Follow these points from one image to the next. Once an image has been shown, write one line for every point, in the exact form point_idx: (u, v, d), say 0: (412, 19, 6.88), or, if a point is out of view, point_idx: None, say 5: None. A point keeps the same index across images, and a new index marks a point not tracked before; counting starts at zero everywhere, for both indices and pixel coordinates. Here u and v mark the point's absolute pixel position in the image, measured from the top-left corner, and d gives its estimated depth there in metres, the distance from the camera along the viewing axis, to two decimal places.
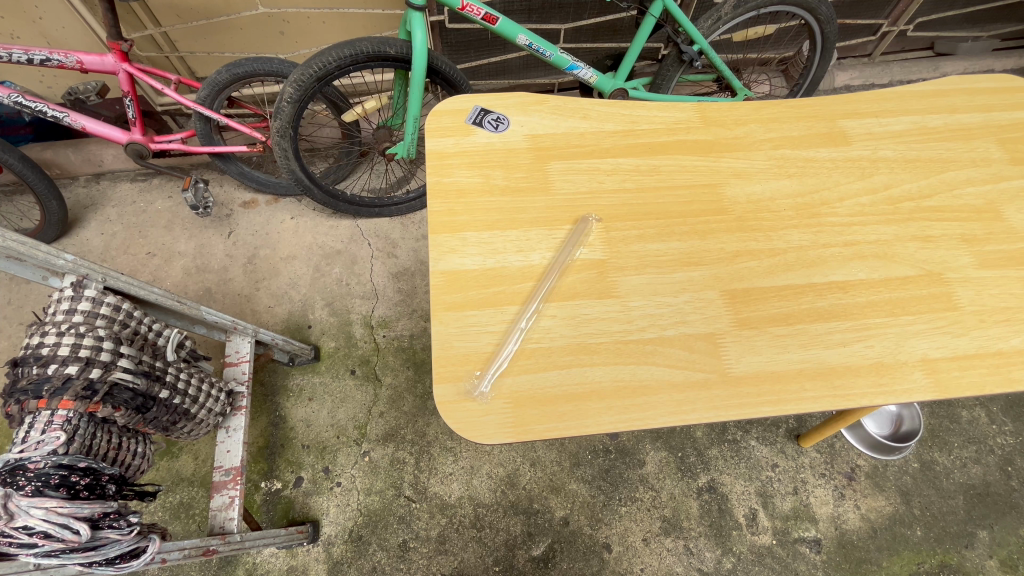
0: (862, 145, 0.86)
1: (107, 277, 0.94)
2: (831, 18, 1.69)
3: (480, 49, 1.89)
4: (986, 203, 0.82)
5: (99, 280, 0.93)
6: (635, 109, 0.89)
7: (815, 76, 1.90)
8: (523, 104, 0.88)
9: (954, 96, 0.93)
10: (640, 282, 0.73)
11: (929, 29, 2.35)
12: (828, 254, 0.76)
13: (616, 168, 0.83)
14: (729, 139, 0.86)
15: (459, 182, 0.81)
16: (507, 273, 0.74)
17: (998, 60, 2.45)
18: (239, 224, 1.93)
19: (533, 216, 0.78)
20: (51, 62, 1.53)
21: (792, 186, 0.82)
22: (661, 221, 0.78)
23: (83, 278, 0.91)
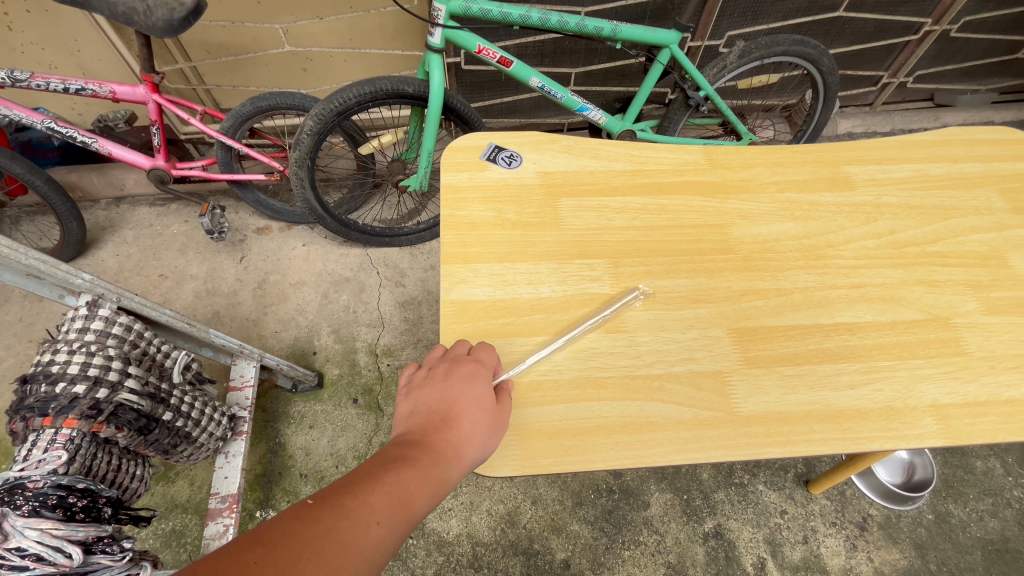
0: (865, 191, 0.89)
1: (121, 298, 0.97)
2: (833, 69, 1.79)
3: (493, 89, 1.98)
4: (991, 250, 0.83)
5: (113, 300, 0.96)
6: (643, 150, 0.92)
7: (818, 123, 2.00)
8: (535, 143, 0.91)
9: (955, 146, 0.96)
10: (649, 318, 0.74)
11: (929, 82, 2.63)
12: (835, 295, 0.77)
13: (624, 206, 0.85)
14: (735, 181, 0.88)
15: (472, 215, 0.83)
16: (517, 305, 0.75)
17: (996, 111, 2.73)
18: (252, 249, 1.98)
19: (543, 249, 0.80)
20: (85, 91, 1.61)
21: (798, 228, 0.83)
22: (668, 259, 0.79)
23: (98, 298, 0.94)
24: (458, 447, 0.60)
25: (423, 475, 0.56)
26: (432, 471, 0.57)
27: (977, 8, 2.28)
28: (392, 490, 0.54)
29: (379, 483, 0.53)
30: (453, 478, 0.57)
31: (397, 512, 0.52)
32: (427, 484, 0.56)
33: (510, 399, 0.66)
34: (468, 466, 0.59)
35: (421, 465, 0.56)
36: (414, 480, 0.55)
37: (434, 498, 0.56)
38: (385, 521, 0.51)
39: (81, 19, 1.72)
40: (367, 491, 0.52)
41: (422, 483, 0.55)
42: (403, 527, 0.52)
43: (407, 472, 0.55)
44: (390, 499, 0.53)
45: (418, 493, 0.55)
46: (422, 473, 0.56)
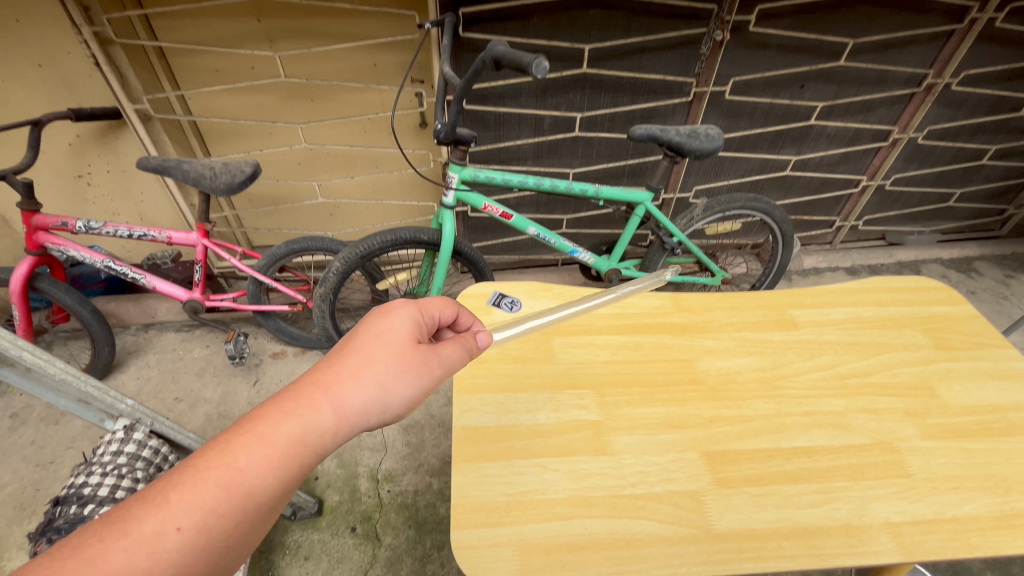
0: (808, 330, 1.06)
1: (154, 421, 1.08)
2: (785, 219, 2.11)
3: (495, 232, 2.29)
4: (922, 381, 0.98)
5: (147, 424, 1.07)
6: (622, 296, 1.12)
7: (782, 262, 2.28)
8: (532, 291, 1.11)
9: (881, 292, 1.17)
10: (632, 442, 0.86)
11: (878, 225, 3.01)
12: (790, 421, 0.90)
13: (607, 343, 1.02)
14: (699, 322, 1.06)
15: (480, 351, 0.99)
16: (518, 430, 0.87)
17: (943, 250, 3.07)
18: (266, 373, 2.11)
19: (540, 380, 0.94)
20: (146, 237, 1.88)
21: (754, 362, 0.99)
22: (646, 389, 0.93)
23: (135, 421, 1.06)
24: (324, 390, 0.63)
25: (245, 439, 0.58)
26: (265, 429, 0.59)
27: (903, 169, 2.72)
28: (225, 454, 0.57)
29: (183, 470, 0.56)
30: (302, 424, 0.60)
31: (220, 481, 0.55)
32: (257, 443, 0.58)
33: (407, 347, 0.69)
34: (332, 405, 0.62)
35: (264, 421, 0.60)
36: (253, 439, 0.58)
37: (273, 454, 0.58)
38: (201, 495, 0.54)
39: (151, 179, 2.13)
40: (159, 488, 0.53)
41: (243, 449, 0.57)
42: (235, 487, 0.55)
43: (248, 432, 0.59)
44: (196, 477, 0.55)
45: (243, 460, 0.57)
46: (243, 437, 0.58)
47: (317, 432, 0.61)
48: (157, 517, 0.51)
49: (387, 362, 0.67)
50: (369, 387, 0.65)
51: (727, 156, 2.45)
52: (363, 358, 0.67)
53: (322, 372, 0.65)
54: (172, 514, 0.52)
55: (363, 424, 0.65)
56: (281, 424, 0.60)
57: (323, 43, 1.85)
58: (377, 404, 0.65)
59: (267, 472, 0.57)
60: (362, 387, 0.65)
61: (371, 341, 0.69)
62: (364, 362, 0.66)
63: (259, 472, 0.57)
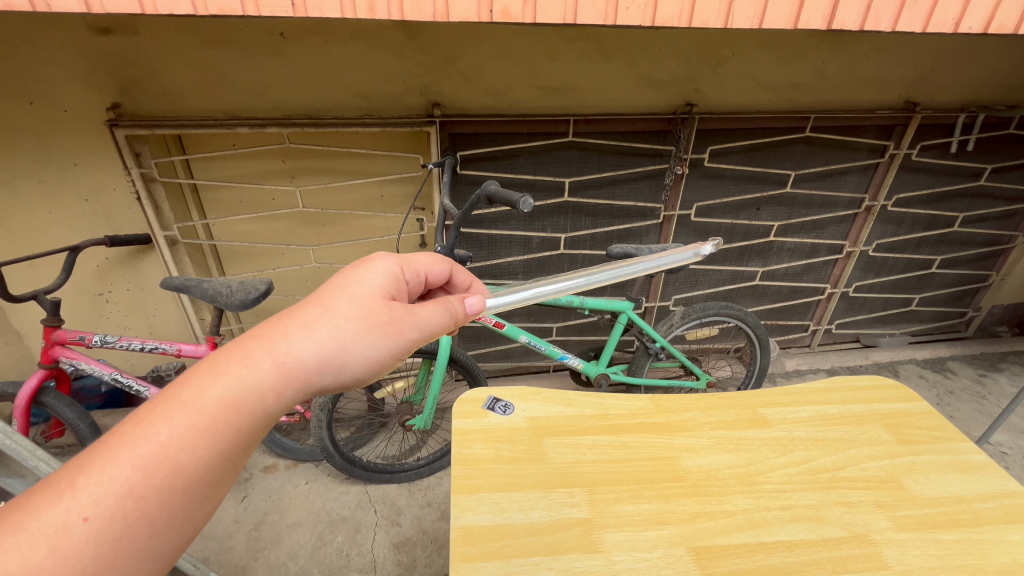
0: (779, 427, 1.15)
1: None
2: (758, 325, 2.28)
3: (488, 341, 2.43)
4: (889, 473, 1.05)
5: None
6: (606, 398, 1.21)
7: (762, 365, 2.40)
8: (524, 394, 1.21)
9: (843, 391, 1.28)
10: (621, 538, 0.90)
11: (850, 328, 3.20)
12: (770, 515, 0.95)
13: (594, 443, 1.09)
14: (678, 421, 1.15)
15: (476, 452, 1.06)
16: (512, 528, 0.91)
17: (916, 350, 3.23)
18: (255, 488, 2.07)
19: (532, 479, 1.00)
20: (157, 349, 1.97)
21: (731, 458, 1.06)
22: (633, 486, 0.99)
23: None
24: (255, 353, 0.69)
25: (168, 409, 0.62)
26: (194, 393, 0.64)
27: (862, 277, 2.97)
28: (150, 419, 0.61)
29: (105, 441, 0.59)
30: (228, 390, 0.65)
31: (143, 446, 0.59)
32: (182, 411, 0.62)
33: (357, 300, 0.76)
34: (261, 366, 0.68)
35: (191, 388, 0.65)
36: (179, 403, 0.63)
37: (199, 422, 0.62)
38: (124, 459, 0.57)
39: (167, 296, 2.29)
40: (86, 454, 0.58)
41: (164, 420, 0.61)
42: (162, 450, 0.59)
43: (175, 398, 0.63)
44: (122, 440, 0.59)
45: (166, 429, 0.61)
46: (168, 406, 0.62)
47: (249, 395, 0.66)
48: (65, 505, 0.54)
49: (334, 317, 0.74)
50: (310, 342, 0.71)
51: (700, 268, 2.69)
52: (308, 317, 0.74)
53: (254, 339, 0.71)
54: (87, 494, 0.55)
55: (306, 379, 0.71)
56: (211, 390, 0.65)
57: (339, 179, 2.15)
58: (318, 357, 0.71)
59: (194, 440, 0.61)
60: (300, 342, 0.71)
61: (319, 300, 0.76)
62: (306, 321, 0.73)
63: (185, 441, 0.61)
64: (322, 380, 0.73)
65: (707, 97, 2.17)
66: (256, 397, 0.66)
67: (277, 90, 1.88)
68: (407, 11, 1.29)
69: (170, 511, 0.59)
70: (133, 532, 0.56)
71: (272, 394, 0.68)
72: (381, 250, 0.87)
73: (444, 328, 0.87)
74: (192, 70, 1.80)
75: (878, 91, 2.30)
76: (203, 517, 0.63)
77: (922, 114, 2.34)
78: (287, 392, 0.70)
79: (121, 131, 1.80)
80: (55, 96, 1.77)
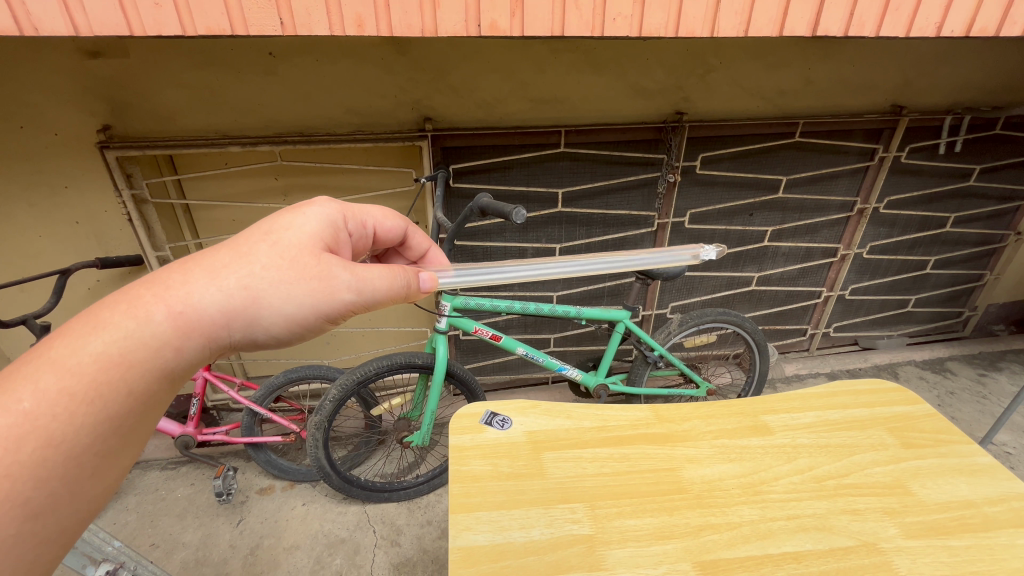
0: (782, 434, 1.14)
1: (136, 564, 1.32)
2: (756, 330, 2.27)
3: (485, 353, 2.41)
4: (894, 479, 1.03)
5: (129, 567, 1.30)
6: (606, 410, 1.20)
7: (761, 370, 2.39)
8: (522, 408, 1.19)
9: (844, 396, 1.26)
10: (624, 555, 0.87)
11: (848, 330, 3.19)
12: (776, 525, 0.93)
13: (594, 455, 1.07)
14: (679, 431, 1.14)
15: (474, 469, 1.03)
16: (512, 547, 0.88)
17: (914, 351, 3.22)
18: (251, 511, 2.02)
19: (532, 495, 0.98)
20: None
21: (735, 468, 1.05)
22: (635, 500, 0.97)
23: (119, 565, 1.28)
24: (139, 308, 0.73)
25: (36, 372, 0.66)
26: (70, 349, 0.68)
27: (858, 280, 2.97)
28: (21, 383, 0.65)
29: None
30: (108, 348, 0.70)
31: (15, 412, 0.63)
32: (56, 372, 0.66)
33: (280, 245, 0.83)
34: (144, 322, 0.72)
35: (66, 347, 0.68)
36: (52, 364, 0.66)
37: (73, 385, 0.67)
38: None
39: None
40: None
41: (32, 384, 0.65)
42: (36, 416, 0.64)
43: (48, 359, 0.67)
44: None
45: (39, 391, 0.65)
46: (41, 367, 0.66)
47: (133, 350, 0.71)
48: None
49: (243, 270, 0.79)
50: (211, 294, 0.77)
51: (696, 275, 2.69)
52: (214, 264, 0.79)
53: (147, 286, 0.75)
54: None
55: (207, 331, 0.77)
56: (92, 349, 0.69)
57: (332, 195, 2.14)
58: (218, 305, 0.77)
59: (65, 408, 0.66)
60: (201, 290, 0.76)
61: (230, 247, 0.82)
62: (212, 271, 0.78)
63: (54, 410, 0.65)
64: (225, 333, 0.79)
65: (697, 105, 2.18)
66: (144, 350, 0.72)
67: (267, 109, 1.88)
68: (395, 27, 1.29)
69: (48, 486, 0.64)
70: (1, 514, 0.60)
71: (164, 348, 0.74)
72: (318, 199, 0.96)
73: (389, 296, 0.92)
74: (183, 91, 1.80)
75: (865, 96, 2.32)
76: (92, 483, 0.69)
77: (909, 117, 2.36)
78: (184, 345, 0.75)
79: (111, 153, 1.79)
80: (44, 120, 1.76)
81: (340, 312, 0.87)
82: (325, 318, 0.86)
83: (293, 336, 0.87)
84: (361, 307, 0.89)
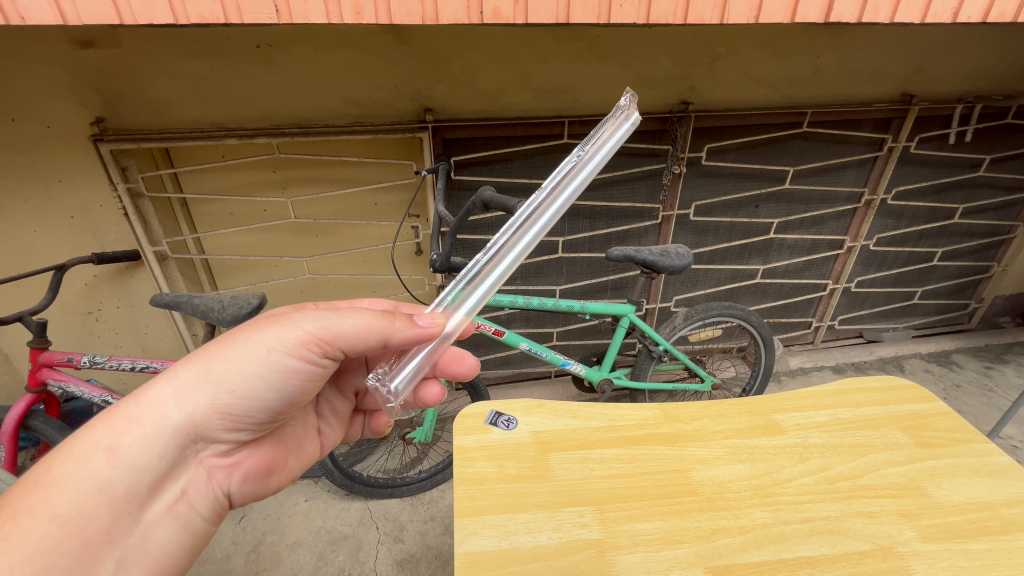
0: (794, 434, 1.11)
1: None
2: (763, 324, 2.24)
3: (488, 348, 2.38)
4: (910, 480, 1.01)
5: None
6: (612, 409, 1.17)
7: (767, 364, 2.36)
8: (527, 407, 1.16)
9: (856, 393, 1.24)
10: (634, 560, 0.85)
11: (853, 323, 3.16)
12: (790, 529, 0.90)
13: (602, 456, 1.05)
14: (689, 431, 1.11)
15: (479, 471, 1.01)
16: (520, 553, 0.86)
17: (919, 344, 3.20)
18: (253, 507, 2.01)
19: (539, 498, 0.96)
20: (148, 369, 1.90)
21: (747, 469, 1.02)
22: (645, 503, 0.95)
23: None
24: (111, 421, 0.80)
25: (28, 494, 0.73)
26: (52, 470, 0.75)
27: (864, 272, 2.94)
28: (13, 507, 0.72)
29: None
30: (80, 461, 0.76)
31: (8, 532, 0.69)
32: (39, 486, 0.74)
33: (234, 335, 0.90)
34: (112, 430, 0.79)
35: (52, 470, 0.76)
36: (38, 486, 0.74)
37: (59, 502, 0.73)
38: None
39: (157, 313, 2.24)
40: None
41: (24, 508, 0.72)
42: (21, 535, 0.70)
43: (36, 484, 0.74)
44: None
45: (25, 504, 0.72)
46: (26, 486, 0.74)
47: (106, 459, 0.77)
48: None
49: (201, 355, 0.88)
50: (171, 386, 0.84)
51: (700, 268, 2.66)
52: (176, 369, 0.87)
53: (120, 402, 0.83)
54: None
55: (171, 425, 0.83)
56: (75, 460, 0.76)
57: (331, 188, 2.10)
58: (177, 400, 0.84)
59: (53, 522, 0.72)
60: (162, 391, 0.84)
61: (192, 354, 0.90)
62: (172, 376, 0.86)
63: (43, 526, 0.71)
64: (190, 411, 0.85)
65: (703, 95, 2.13)
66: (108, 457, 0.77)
67: (264, 100, 1.83)
68: (395, 15, 1.24)
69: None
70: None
71: (136, 442, 0.80)
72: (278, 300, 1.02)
73: (371, 334, 0.89)
74: (178, 83, 1.75)
75: (875, 85, 2.27)
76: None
77: (919, 106, 2.31)
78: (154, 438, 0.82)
79: (105, 146, 1.76)
80: (36, 112, 1.72)
81: (303, 355, 0.90)
82: (290, 363, 0.90)
83: (267, 391, 0.90)
84: (328, 343, 0.90)
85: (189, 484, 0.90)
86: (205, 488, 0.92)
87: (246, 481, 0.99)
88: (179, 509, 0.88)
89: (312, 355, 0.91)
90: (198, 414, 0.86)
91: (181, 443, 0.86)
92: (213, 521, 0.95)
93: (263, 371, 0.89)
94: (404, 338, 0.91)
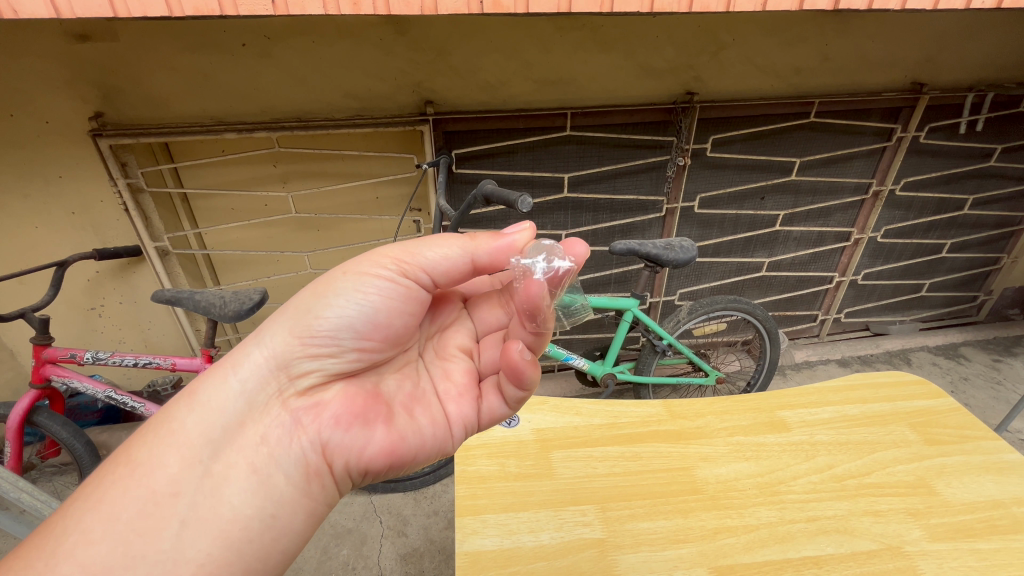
0: (799, 431, 1.09)
1: None
2: (768, 317, 2.21)
3: None
4: (918, 478, 0.99)
5: None
6: (615, 405, 1.16)
7: (772, 357, 2.34)
8: (529, 404, 1.15)
9: (864, 389, 1.22)
10: (637, 560, 0.84)
11: (859, 315, 3.13)
12: (795, 528, 0.89)
13: (605, 454, 1.04)
14: (692, 428, 1.10)
15: (480, 469, 1.00)
16: (521, 552, 0.85)
17: (927, 336, 3.16)
18: None
19: (541, 497, 0.95)
20: (150, 364, 1.89)
21: (751, 467, 1.01)
22: (648, 501, 0.93)
23: None
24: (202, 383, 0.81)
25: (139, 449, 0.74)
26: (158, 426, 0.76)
27: (871, 264, 2.90)
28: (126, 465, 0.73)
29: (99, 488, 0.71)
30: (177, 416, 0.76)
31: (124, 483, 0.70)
32: (149, 439, 0.74)
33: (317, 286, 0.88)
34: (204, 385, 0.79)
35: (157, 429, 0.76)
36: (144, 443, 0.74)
37: (161, 452, 0.73)
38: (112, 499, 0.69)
39: (160, 308, 2.24)
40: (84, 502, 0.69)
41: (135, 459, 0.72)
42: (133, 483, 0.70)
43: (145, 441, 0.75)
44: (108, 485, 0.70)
45: (119, 470, 0.71)
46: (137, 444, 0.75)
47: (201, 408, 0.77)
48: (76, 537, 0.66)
49: (283, 306, 0.86)
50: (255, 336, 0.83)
51: (705, 261, 2.63)
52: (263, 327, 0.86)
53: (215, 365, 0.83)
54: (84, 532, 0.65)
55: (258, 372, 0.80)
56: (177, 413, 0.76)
57: (332, 182, 2.09)
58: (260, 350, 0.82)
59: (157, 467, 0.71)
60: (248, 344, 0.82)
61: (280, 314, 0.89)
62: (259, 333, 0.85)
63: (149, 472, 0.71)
64: (274, 352, 0.81)
65: (708, 85, 2.10)
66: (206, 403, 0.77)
67: (264, 93, 1.81)
68: (393, 5, 1.22)
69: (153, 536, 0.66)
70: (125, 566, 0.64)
71: (226, 386, 0.78)
72: None
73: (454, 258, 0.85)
74: (177, 76, 1.73)
75: (884, 73, 2.22)
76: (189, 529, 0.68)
77: (929, 94, 2.27)
78: (243, 382, 0.79)
79: (105, 141, 1.74)
80: (35, 107, 1.71)
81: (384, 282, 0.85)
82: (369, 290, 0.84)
83: (350, 321, 0.83)
84: (410, 269, 0.85)
85: (269, 430, 0.77)
86: (290, 438, 0.78)
87: (340, 427, 0.80)
88: (262, 458, 0.75)
89: (389, 272, 0.84)
90: (282, 353, 0.81)
91: (260, 390, 0.80)
92: (312, 490, 0.78)
93: (338, 300, 0.83)
94: (489, 252, 0.85)
